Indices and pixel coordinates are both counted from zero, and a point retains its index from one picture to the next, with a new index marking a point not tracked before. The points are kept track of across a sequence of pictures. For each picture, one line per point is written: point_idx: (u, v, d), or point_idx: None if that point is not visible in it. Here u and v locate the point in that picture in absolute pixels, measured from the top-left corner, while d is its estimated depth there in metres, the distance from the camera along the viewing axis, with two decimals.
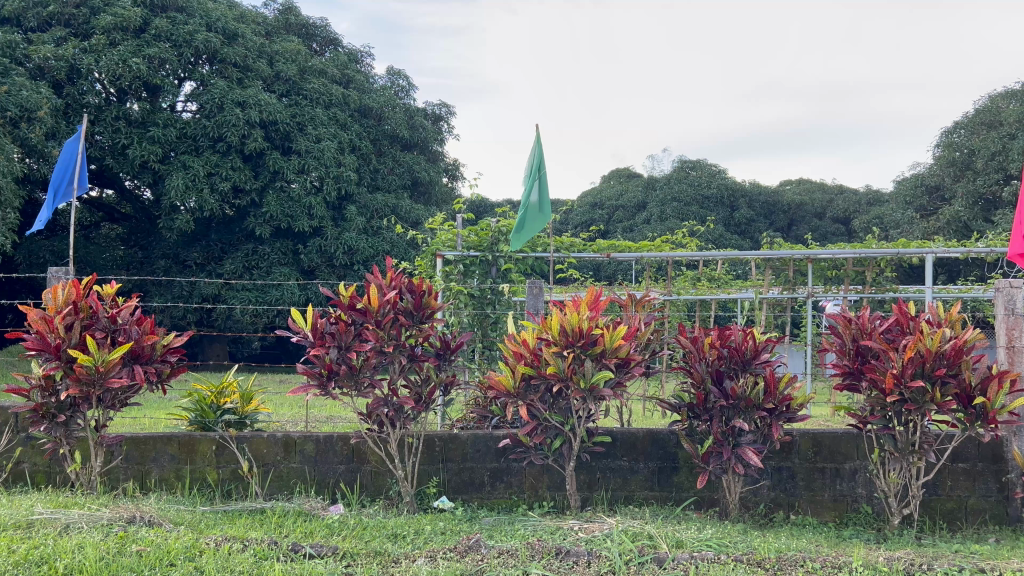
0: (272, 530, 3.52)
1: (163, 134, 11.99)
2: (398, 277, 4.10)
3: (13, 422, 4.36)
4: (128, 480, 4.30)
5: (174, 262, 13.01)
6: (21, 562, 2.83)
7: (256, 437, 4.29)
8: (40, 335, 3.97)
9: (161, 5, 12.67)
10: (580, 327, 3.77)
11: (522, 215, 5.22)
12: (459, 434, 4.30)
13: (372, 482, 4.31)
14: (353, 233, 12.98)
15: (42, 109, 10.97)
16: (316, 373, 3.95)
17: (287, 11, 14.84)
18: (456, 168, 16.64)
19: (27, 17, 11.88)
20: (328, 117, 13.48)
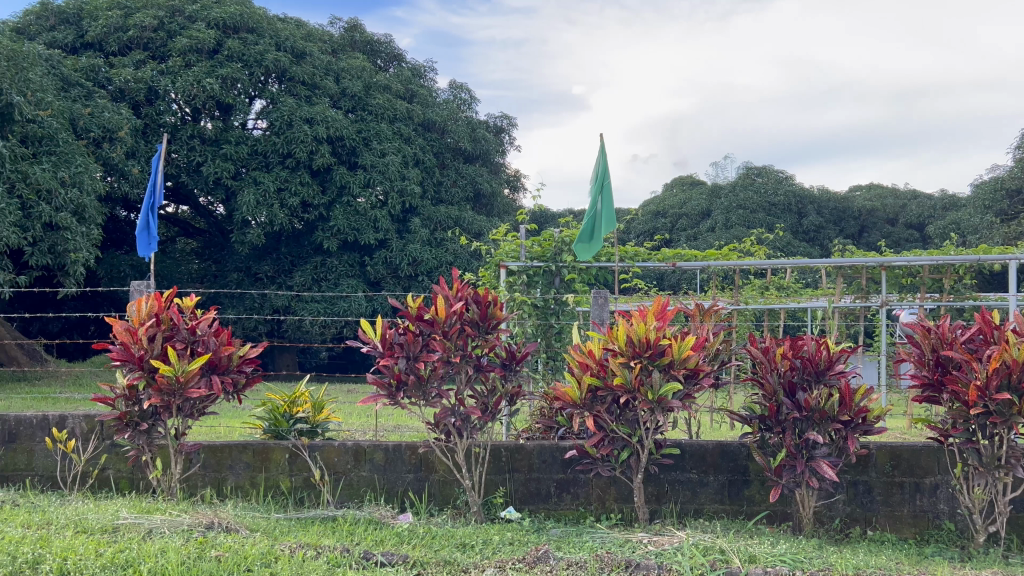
0: (344, 537, 3.58)
1: (235, 151, 12.40)
2: (464, 288, 4.12)
3: (98, 430, 4.54)
4: (205, 487, 4.44)
5: (246, 275, 13.40)
6: (108, 565, 2.96)
7: (327, 446, 4.38)
8: (124, 346, 4.14)
9: (233, 26, 13.12)
10: (648, 338, 3.73)
11: (590, 225, 5.23)
12: (525, 444, 4.30)
13: (440, 492, 4.35)
14: (417, 244, 13.14)
15: (123, 130, 11.50)
16: (385, 383, 4.01)
17: (352, 29, 15.18)
18: (518, 179, 16.74)
19: (109, 42, 12.48)
20: (393, 132, 13.71)
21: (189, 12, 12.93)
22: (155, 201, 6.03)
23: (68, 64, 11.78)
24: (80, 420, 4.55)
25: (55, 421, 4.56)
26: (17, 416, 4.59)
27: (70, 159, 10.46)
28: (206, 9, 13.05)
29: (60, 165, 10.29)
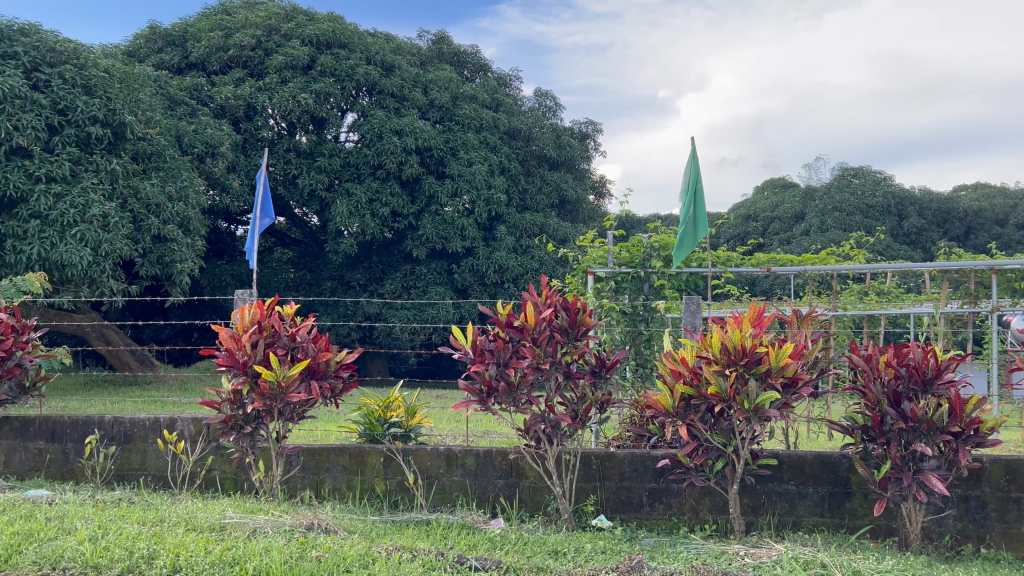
0: (438, 541, 3.63)
1: (329, 163, 12.82)
2: (553, 295, 4.13)
3: (206, 432, 4.76)
4: (305, 488, 4.59)
5: (339, 283, 13.81)
6: (217, 562, 3.10)
7: (421, 450, 4.46)
8: (229, 352, 4.33)
9: (326, 42, 13.56)
10: (744, 345, 3.65)
11: (683, 231, 5.15)
12: (616, 452, 4.27)
13: (531, 498, 4.36)
14: (503, 252, 13.21)
15: (224, 145, 12.06)
16: (476, 389, 4.05)
17: (440, 41, 15.44)
18: (603, 185, 16.68)
19: (211, 61, 13.08)
20: (479, 141, 13.83)
21: (284, 30, 13.42)
22: (260, 217, 6.31)
23: (174, 83, 12.45)
24: (189, 423, 4.78)
25: (166, 424, 4.81)
26: (132, 418, 4.86)
27: (176, 175, 11.02)
28: (300, 27, 13.52)
29: (167, 180, 10.85)
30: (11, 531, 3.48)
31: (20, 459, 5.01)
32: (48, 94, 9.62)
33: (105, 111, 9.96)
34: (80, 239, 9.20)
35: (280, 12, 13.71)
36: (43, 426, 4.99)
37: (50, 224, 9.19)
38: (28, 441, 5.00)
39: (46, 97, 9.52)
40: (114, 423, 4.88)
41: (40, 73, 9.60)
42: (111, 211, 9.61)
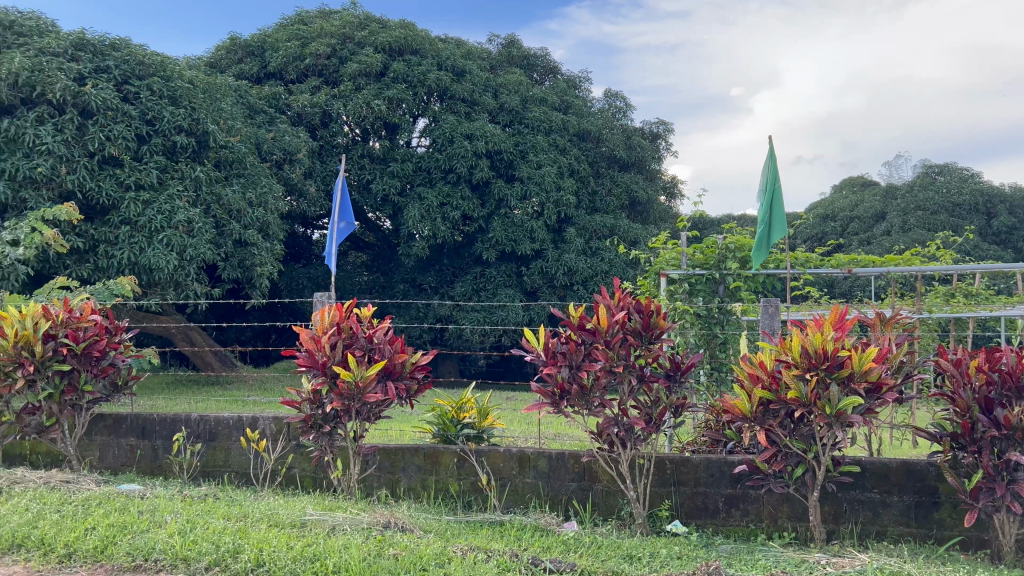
0: (512, 542, 3.65)
1: (401, 168, 13.06)
2: (626, 297, 4.09)
3: (286, 431, 4.89)
4: (380, 487, 4.68)
5: (410, 286, 14.04)
6: (299, 558, 3.18)
7: (494, 451, 4.48)
8: (309, 352, 4.45)
9: (398, 49, 13.80)
10: (825, 348, 3.55)
11: (760, 233, 5.05)
12: (691, 457, 4.20)
13: (604, 501, 4.33)
14: (573, 254, 13.15)
15: (301, 152, 12.43)
16: (549, 392, 4.06)
17: (510, 45, 15.53)
18: (674, 185, 16.49)
19: (288, 71, 13.49)
20: (549, 143, 13.81)
21: (358, 39, 13.70)
22: (340, 223, 6.47)
23: (254, 92, 12.89)
24: (270, 422, 4.92)
25: (248, 422, 4.96)
26: (217, 416, 5.04)
27: (256, 181, 11.37)
28: (373, 35, 13.78)
29: (248, 187, 11.21)
30: (107, 523, 3.65)
31: (113, 454, 5.26)
32: (138, 105, 10.08)
33: (190, 120, 10.36)
34: (167, 244, 9.56)
35: (355, 21, 14.01)
36: (134, 422, 5.21)
37: (139, 230, 9.61)
38: (120, 437, 5.25)
39: (135, 109, 9.98)
40: (200, 421, 5.07)
41: (130, 85, 10.09)
42: (196, 217, 9.92)
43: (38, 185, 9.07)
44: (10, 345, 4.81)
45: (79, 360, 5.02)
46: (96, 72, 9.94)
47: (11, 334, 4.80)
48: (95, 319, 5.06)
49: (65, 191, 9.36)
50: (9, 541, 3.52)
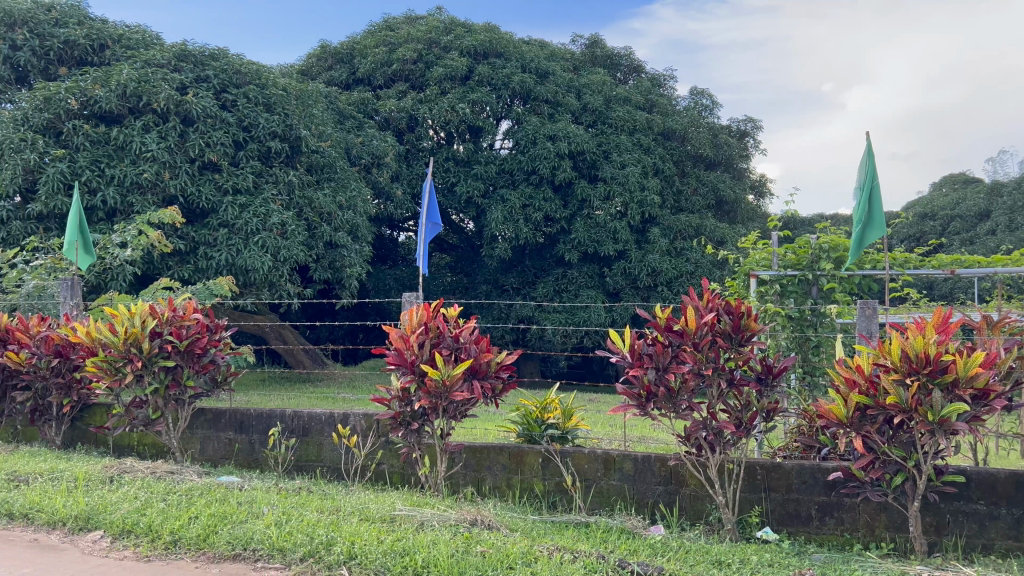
0: (598, 544, 3.64)
1: (485, 170, 13.22)
2: (715, 298, 4.01)
3: (375, 427, 5.00)
4: (467, 485, 4.73)
5: (493, 287, 14.18)
6: (389, 551, 3.26)
7: (579, 452, 4.47)
8: (398, 351, 4.55)
9: (482, 52, 13.95)
10: (927, 353, 3.41)
11: (856, 233, 4.89)
12: (783, 463, 4.09)
13: (691, 506, 4.25)
14: (657, 254, 12.95)
15: (388, 155, 12.75)
16: (635, 394, 4.02)
17: (594, 45, 15.48)
18: (763, 184, 16.11)
19: (376, 76, 13.83)
20: (633, 142, 13.66)
21: (444, 43, 13.90)
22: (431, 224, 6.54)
23: (343, 99, 13.29)
24: (360, 418, 5.04)
25: (340, 419, 5.10)
26: (310, 412, 5.21)
27: (346, 186, 11.71)
28: (458, 39, 13.97)
29: (338, 190, 11.54)
30: (209, 513, 3.82)
31: (213, 447, 5.50)
32: (234, 113, 10.53)
33: (283, 127, 10.76)
34: (262, 246, 9.87)
35: (440, 26, 14.23)
36: (232, 417, 5.44)
37: (236, 233, 9.98)
38: (219, 431, 5.48)
39: (233, 116, 10.42)
40: (294, 417, 5.25)
41: (227, 94, 10.53)
42: (289, 220, 10.25)
43: (144, 190, 9.53)
44: (120, 342, 5.10)
45: (182, 356, 5.27)
46: (197, 81, 10.43)
47: (122, 331, 5.09)
48: (197, 318, 5.31)
49: (168, 195, 9.83)
50: (119, 526, 3.73)
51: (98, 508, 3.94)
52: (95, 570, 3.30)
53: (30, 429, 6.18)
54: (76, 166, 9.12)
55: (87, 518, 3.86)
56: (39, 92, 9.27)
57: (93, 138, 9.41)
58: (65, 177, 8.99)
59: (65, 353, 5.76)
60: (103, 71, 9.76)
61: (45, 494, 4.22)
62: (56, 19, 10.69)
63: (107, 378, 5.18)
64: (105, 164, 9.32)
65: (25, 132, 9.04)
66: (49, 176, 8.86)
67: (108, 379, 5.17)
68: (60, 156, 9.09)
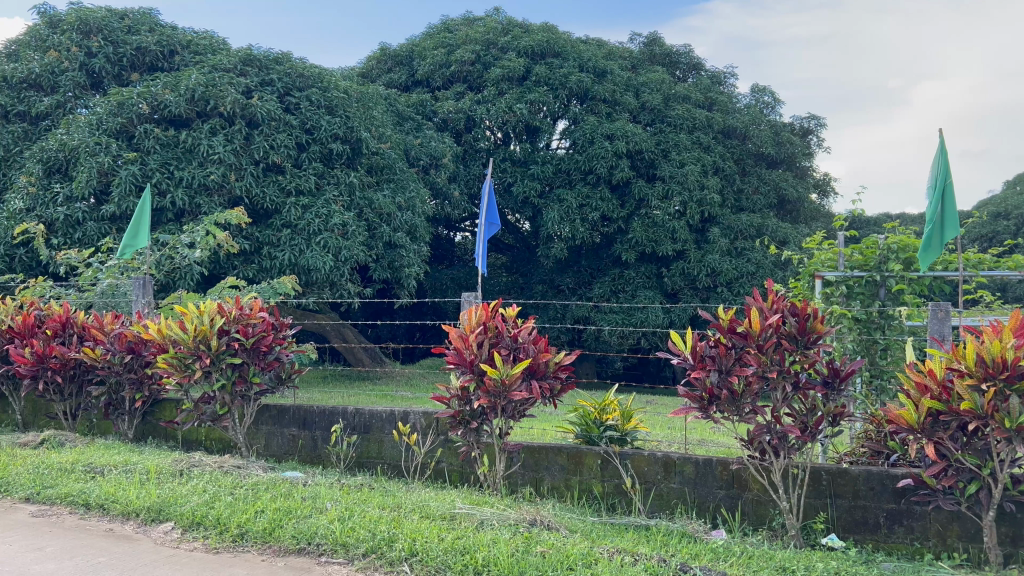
0: (659, 547, 3.61)
1: (542, 170, 13.21)
2: (780, 300, 3.94)
3: (435, 426, 5.04)
4: (525, 485, 4.74)
5: (549, 287, 14.18)
6: (450, 549, 3.29)
7: (638, 454, 4.44)
8: (458, 351, 4.59)
9: (540, 52, 13.97)
10: (1004, 358, 3.31)
11: (929, 231, 4.75)
12: (850, 468, 3.99)
13: (754, 511, 4.17)
14: (717, 255, 12.76)
15: (446, 156, 12.88)
16: (697, 396, 3.97)
17: (652, 43, 15.35)
18: (827, 183, 15.74)
19: (435, 78, 13.97)
20: (692, 141, 13.49)
21: (502, 44, 13.97)
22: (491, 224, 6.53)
23: (402, 100, 13.48)
24: (420, 416, 5.10)
25: (400, 416, 5.16)
26: (370, 409, 5.28)
27: (406, 187, 11.86)
28: (516, 39, 14.01)
29: (397, 191, 11.69)
30: (274, 507, 3.91)
31: (278, 442, 5.63)
32: (298, 116, 10.78)
33: (345, 129, 10.95)
34: (324, 246, 10.03)
35: (498, 27, 14.30)
36: (296, 414, 5.56)
37: (299, 233, 10.18)
38: (284, 426, 5.60)
39: (296, 119, 10.67)
40: (356, 414, 5.34)
41: (291, 97, 10.79)
42: (350, 221, 10.40)
43: (210, 192, 9.81)
44: (190, 338, 5.26)
45: (249, 354, 5.41)
46: (262, 85, 10.70)
47: (191, 328, 5.24)
48: (263, 316, 5.46)
49: (234, 197, 10.10)
50: (189, 518, 3.84)
51: (169, 500, 4.07)
52: (167, 560, 3.42)
53: (104, 423, 6.35)
54: (147, 169, 9.45)
55: (159, 510, 3.99)
56: (113, 97, 9.63)
57: (163, 142, 9.72)
58: (137, 179, 9.31)
59: (138, 350, 5.96)
60: (173, 76, 10.07)
61: (119, 485, 4.38)
62: (129, 27, 11.08)
63: (178, 374, 5.34)
64: (175, 166, 9.62)
65: (99, 136, 9.36)
66: (122, 179, 9.18)
67: (179, 374, 5.33)
68: (132, 159, 9.41)
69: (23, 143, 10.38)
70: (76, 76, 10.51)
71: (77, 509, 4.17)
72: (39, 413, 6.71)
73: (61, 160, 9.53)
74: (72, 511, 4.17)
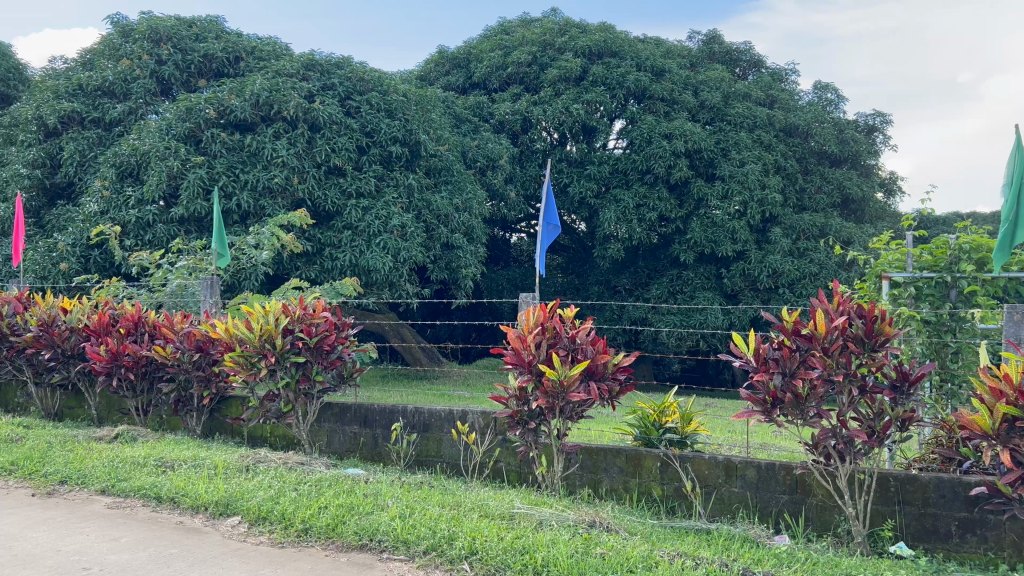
0: (721, 552, 3.56)
1: (598, 171, 13.16)
2: (846, 302, 3.87)
3: (493, 426, 5.07)
4: (583, 486, 4.73)
5: (606, 288, 14.14)
6: (510, 549, 3.31)
7: (699, 457, 4.39)
8: (516, 351, 4.61)
9: (598, 52, 13.92)
10: None
11: (1003, 232, 4.57)
12: (920, 475, 3.87)
13: (818, 517, 4.08)
14: (778, 255, 12.49)
15: (503, 158, 12.97)
16: (760, 399, 3.90)
17: (711, 41, 15.17)
18: (893, 182, 15.32)
19: (492, 80, 14.06)
20: (753, 140, 13.26)
21: (559, 44, 13.95)
22: (550, 224, 6.52)
23: (459, 103, 13.62)
24: (479, 416, 5.13)
25: (459, 415, 5.21)
26: (430, 409, 5.35)
27: (462, 188, 11.94)
28: (573, 40, 13.97)
29: (455, 193, 11.79)
30: (337, 503, 3.99)
31: (339, 440, 5.73)
32: (359, 119, 10.96)
33: (404, 132, 11.09)
34: (384, 247, 10.16)
35: (555, 27, 14.28)
36: (358, 412, 5.65)
37: (359, 234, 10.35)
38: (345, 424, 5.70)
39: (357, 123, 10.85)
40: (415, 413, 5.41)
41: (352, 101, 10.99)
42: (409, 222, 10.51)
43: (274, 194, 10.06)
44: (256, 338, 5.40)
45: (312, 352, 5.53)
46: (323, 89, 10.91)
47: (257, 328, 5.39)
48: (326, 316, 5.57)
49: (296, 199, 10.34)
50: (255, 513, 3.94)
51: (237, 495, 4.18)
52: (235, 553, 3.52)
53: (173, 419, 6.54)
54: (214, 173, 9.72)
55: (226, 504, 4.10)
56: (181, 103, 9.94)
57: (229, 146, 10.01)
58: (204, 182, 9.58)
59: (205, 348, 6.14)
60: (238, 81, 10.36)
61: (189, 479, 4.53)
62: (197, 35, 11.43)
63: (244, 372, 5.48)
64: (240, 169, 9.88)
65: (169, 141, 9.67)
66: (190, 182, 9.46)
67: (245, 373, 5.48)
68: (199, 163, 9.70)
69: (97, 148, 10.77)
70: (147, 83, 10.88)
71: (150, 501, 4.32)
72: (112, 410, 6.95)
73: (133, 164, 9.87)
74: (144, 503, 4.32)
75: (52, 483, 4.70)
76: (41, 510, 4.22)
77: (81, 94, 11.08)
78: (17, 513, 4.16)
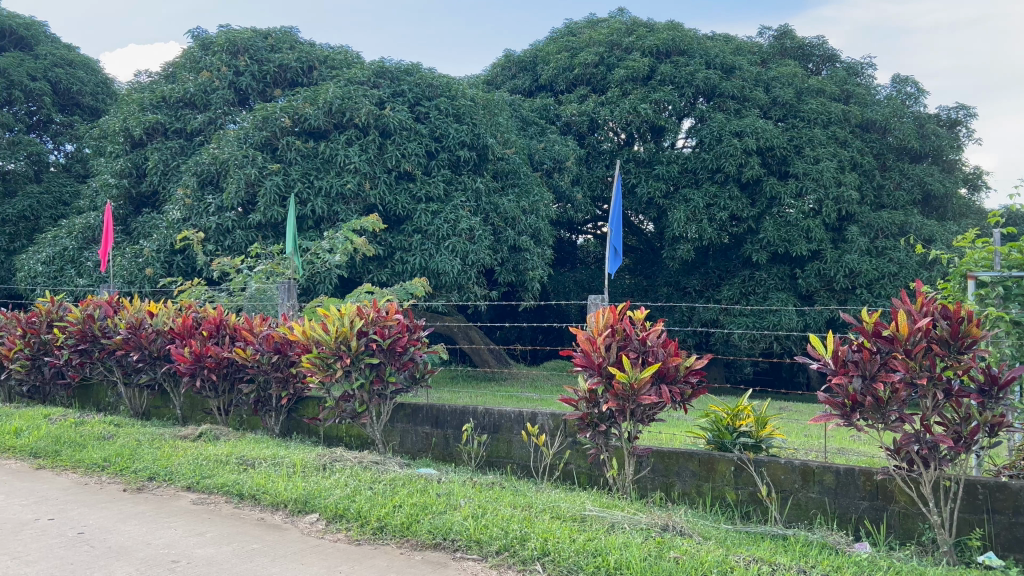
0: (798, 558, 3.49)
1: (667, 171, 13.01)
2: (930, 302, 3.76)
3: (563, 428, 5.08)
4: (655, 490, 4.69)
5: (675, 290, 13.98)
6: (582, 551, 3.32)
7: (775, 462, 4.30)
8: (586, 353, 4.61)
9: (666, 51, 13.77)
10: None
11: None
12: (1010, 483, 3.71)
13: (901, 524, 3.95)
14: (855, 254, 12.13)
15: (570, 159, 12.97)
16: (839, 403, 3.80)
17: (783, 36, 14.86)
18: (978, 177, 14.70)
19: (559, 81, 14.10)
20: (827, 136, 12.91)
21: (626, 44, 13.84)
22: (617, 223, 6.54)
23: (526, 106, 13.80)
24: (548, 418, 5.15)
25: (529, 417, 5.24)
26: (500, 410, 5.39)
27: (530, 191, 11.95)
28: (640, 39, 13.85)
29: (522, 195, 11.81)
30: (411, 502, 4.06)
31: (412, 440, 5.82)
32: (428, 124, 11.12)
33: (472, 136, 11.18)
34: (452, 251, 10.28)
35: (622, 27, 14.19)
36: (429, 412, 5.73)
37: (429, 238, 10.48)
38: (417, 425, 5.79)
39: (426, 128, 11.01)
40: (486, 414, 5.46)
41: (421, 106, 11.17)
42: (477, 226, 10.58)
43: (347, 200, 10.30)
44: (332, 339, 5.52)
45: (385, 354, 5.65)
46: (393, 95, 11.12)
47: (333, 330, 5.51)
48: (399, 318, 5.68)
49: (368, 204, 10.54)
50: (333, 511, 4.04)
51: (315, 492, 4.29)
52: (313, 550, 3.61)
53: (252, 418, 6.76)
54: (290, 179, 10.00)
55: (305, 502, 4.22)
56: (258, 113, 10.29)
57: (303, 153, 10.33)
58: (280, 189, 9.87)
59: (283, 350, 6.33)
60: (312, 90, 10.63)
61: (269, 477, 4.67)
62: (272, 46, 11.78)
63: (320, 373, 5.60)
64: (315, 176, 10.15)
65: (246, 150, 10.00)
66: (267, 189, 9.77)
67: (321, 373, 5.61)
68: (276, 170, 10.00)
69: (179, 158, 11.21)
70: (225, 94, 11.26)
71: (232, 498, 4.48)
72: (196, 409, 7.22)
73: (213, 173, 10.25)
74: (227, 499, 4.48)
75: (141, 479, 4.92)
76: (132, 504, 4.41)
77: (164, 106, 11.53)
78: (110, 507, 4.36)
